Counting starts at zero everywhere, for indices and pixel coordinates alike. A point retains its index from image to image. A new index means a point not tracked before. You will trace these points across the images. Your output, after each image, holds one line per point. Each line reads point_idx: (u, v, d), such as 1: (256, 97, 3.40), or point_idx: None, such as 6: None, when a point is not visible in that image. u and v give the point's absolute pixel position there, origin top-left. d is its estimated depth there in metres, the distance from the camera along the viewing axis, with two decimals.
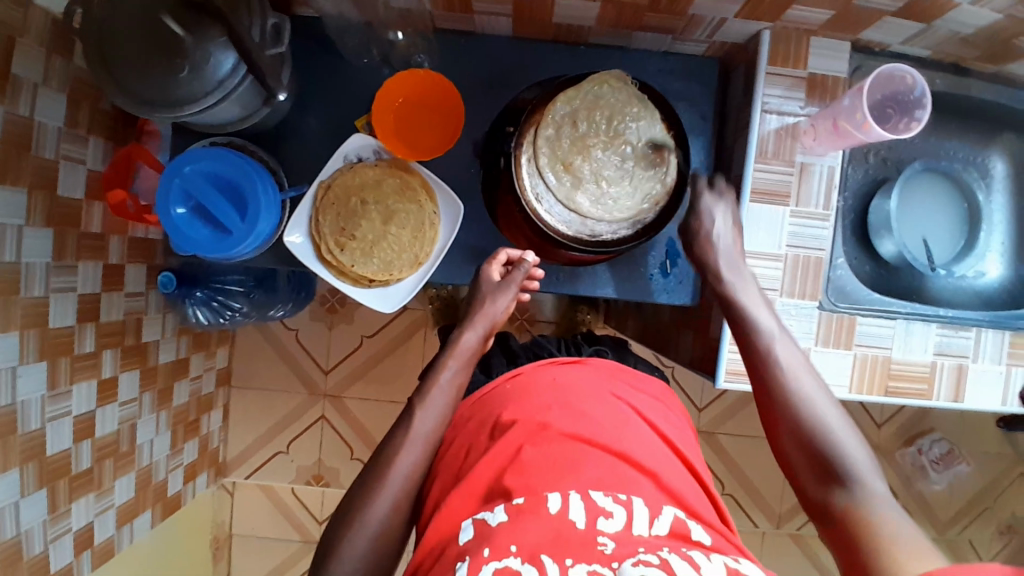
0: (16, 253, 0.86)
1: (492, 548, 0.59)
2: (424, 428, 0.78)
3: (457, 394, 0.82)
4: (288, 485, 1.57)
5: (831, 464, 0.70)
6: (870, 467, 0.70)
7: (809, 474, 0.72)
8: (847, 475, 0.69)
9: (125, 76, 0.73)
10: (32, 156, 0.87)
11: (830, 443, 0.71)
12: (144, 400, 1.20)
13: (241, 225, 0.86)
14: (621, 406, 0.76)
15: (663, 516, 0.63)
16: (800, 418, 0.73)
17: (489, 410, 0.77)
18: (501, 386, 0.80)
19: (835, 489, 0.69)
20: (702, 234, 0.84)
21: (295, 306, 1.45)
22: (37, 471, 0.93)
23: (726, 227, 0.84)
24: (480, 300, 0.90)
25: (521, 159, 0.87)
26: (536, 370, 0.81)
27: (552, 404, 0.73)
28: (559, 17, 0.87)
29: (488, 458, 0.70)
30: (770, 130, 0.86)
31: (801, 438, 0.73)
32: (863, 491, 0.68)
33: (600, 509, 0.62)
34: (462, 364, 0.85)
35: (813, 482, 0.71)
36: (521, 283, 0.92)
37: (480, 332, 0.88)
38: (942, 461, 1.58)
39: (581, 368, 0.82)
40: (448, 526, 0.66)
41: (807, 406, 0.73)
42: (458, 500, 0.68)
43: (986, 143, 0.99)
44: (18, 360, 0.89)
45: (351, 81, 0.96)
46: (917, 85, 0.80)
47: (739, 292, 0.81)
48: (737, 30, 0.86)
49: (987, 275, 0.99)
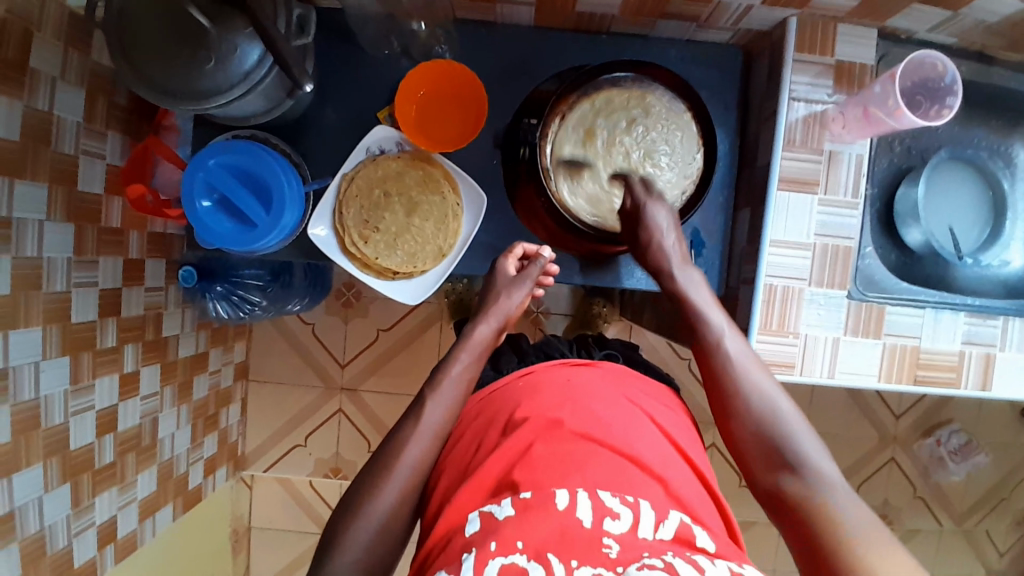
0: (37, 248, 0.86)
1: (499, 542, 0.58)
2: (431, 421, 0.78)
3: (466, 389, 0.82)
4: (305, 478, 1.58)
5: (783, 454, 0.72)
6: (819, 455, 0.71)
7: (756, 457, 0.74)
8: (796, 462, 0.71)
9: (148, 66, 0.72)
10: (51, 151, 0.87)
11: (784, 436, 0.73)
12: (165, 395, 1.20)
13: (266, 218, 0.86)
14: (633, 409, 0.75)
15: (669, 520, 0.62)
16: (752, 413, 0.75)
17: (499, 407, 0.77)
18: (512, 384, 0.80)
19: (780, 469, 0.72)
20: (651, 243, 0.86)
21: (311, 300, 1.45)
22: (60, 465, 0.94)
23: (669, 231, 0.86)
24: (495, 294, 0.90)
25: (546, 151, 0.87)
26: (549, 370, 0.81)
27: (563, 404, 0.73)
28: (582, 6, 0.86)
29: (497, 454, 0.69)
30: (798, 118, 0.85)
31: (756, 433, 0.74)
32: (812, 477, 0.69)
33: (607, 510, 0.61)
34: (473, 357, 0.85)
35: (760, 465, 0.73)
36: (538, 278, 0.92)
37: (494, 326, 0.88)
38: (960, 452, 1.55)
39: (590, 370, 0.81)
40: (455, 518, 0.66)
41: (756, 399, 0.76)
42: (466, 493, 0.67)
43: (1012, 130, 0.98)
44: (41, 355, 0.89)
45: (371, 73, 0.95)
46: (948, 73, 0.79)
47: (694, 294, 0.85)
48: (763, 17, 0.85)
49: (1012, 264, 0.98)
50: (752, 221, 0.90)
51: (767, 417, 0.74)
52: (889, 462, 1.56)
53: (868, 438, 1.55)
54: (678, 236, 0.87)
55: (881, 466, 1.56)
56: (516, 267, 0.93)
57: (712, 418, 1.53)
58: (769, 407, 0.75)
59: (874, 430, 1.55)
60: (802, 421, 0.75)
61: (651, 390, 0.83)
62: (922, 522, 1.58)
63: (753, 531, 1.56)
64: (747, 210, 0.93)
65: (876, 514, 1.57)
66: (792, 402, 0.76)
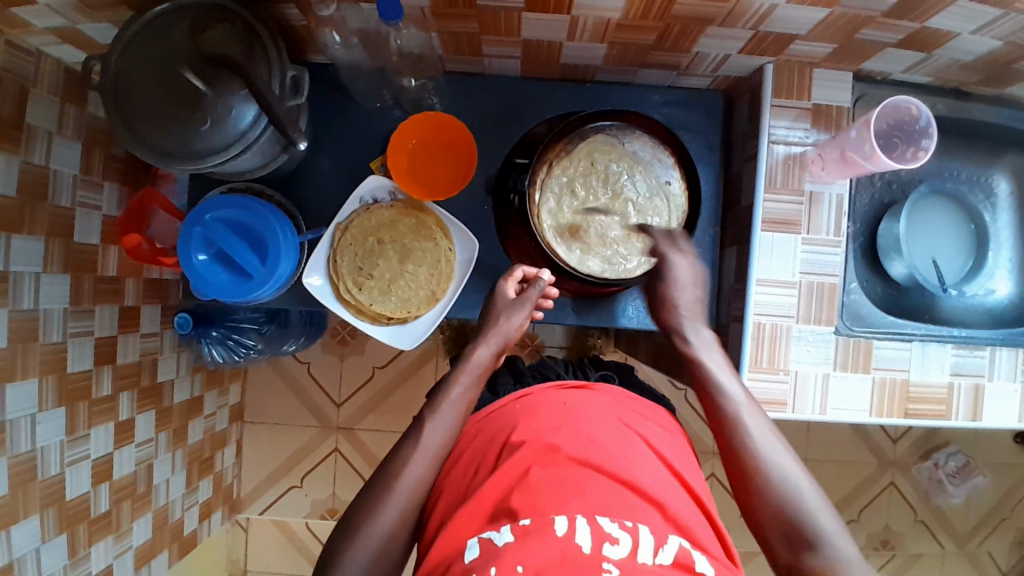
0: (34, 300, 0.87)
1: (499, 567, 0.58)
2: (430, 442, 0.77)
3: (466, 410, 0.81)
4: (303, 519, 1.56)
5: (805, 535, 0.68)
6: (841, 536, 0.68)
7: (781, 541, 0.69)
8: (818, 539, 0.67)
9: (146, 129, 0.75)
10: (48, 205, 0.89)
11: (804, 513, 0.69)
12: (160, 440, 1.20)
13: (261, 268, 0.87)
14: (631, 432, 0.74)
15: (667, 545, 0.62)
16: (771, 486, 0.71)
17: (496, 429, 0.76)
18: (510, 406, 0.79)
19: (803, 549, 0.67)
20: (667, 296, 0.89)
21: (308, 340, 1.46)
22: (57, 516, 0.93)
23: (689, 284, 0.89)
24: (494, 317, 0.89)
25: (534, 198, 0.89)
26: (546, 392, 0.80)
27: (561, 427, 0.72)
28: (567, 57, 0.89)
29: (496, 477, 0.68)
30: (778, 159, 0.88)
31: (774, 507, 0.70)
32: (836, 554, 0.66)
33: (606, 535, 0.61)
34: (472, 379, 0.84)
35: (782, 545, 0.69)
36: (537, 300, 0.91)
37: (494, 349, 0.87)
38: (958, 473, 1.54)
39: (590, 393, 0.80)
40: (454, 543, 0.65)
41: (775, 474, 0.72)
42: (464, 518, 0.66)
43: (988, 163, 1.01)
44: (38, 407, 0.89)
45: (363, 123, 0.98)
46: (922, 115, 0.82)
47: (708, 360, 0.83)
48: (740, 64, 0.88)
49: (996, 293, 1.00)
50: (740, 261, 0.92)
51: (786, 492, 0.70)
52: (887, 488, 1.56)
53: (866, 464, 1.56)
54: (700, 295, 0.90)
55: (882, 491, 1.56)
56: (517, 290, 0.92)
57: (712, 447, 1.53)
58: (787, 483, 0.71)
59: (872, 455, 1.56)
60: (819, 494, 0.71)
61: (648, 411, 0.83)
62: (924, 547, 1.58)
63: (756, 562, 1.56)
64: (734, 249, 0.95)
65: (879, 539, 1.57)
66: (810, 477, 0.73)
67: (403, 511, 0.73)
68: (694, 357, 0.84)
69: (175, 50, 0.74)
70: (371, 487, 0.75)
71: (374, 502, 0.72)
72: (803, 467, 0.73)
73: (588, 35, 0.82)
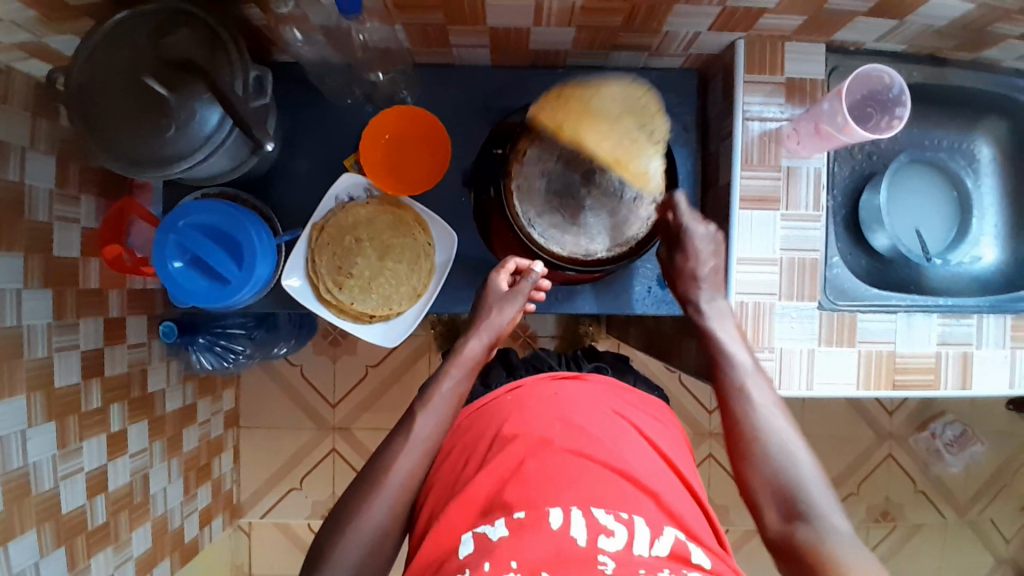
0: (16, 316, 0.87)
1: (493, 563, 0.58)
2: (422, 433, 0.76)
3: (458, 404, 0.80)
4: (304, 521, 1.57)
5: (797, 505, 0.69)
6: (833, 510, 0.69)
7: (776, 513, 0.70)
8: (810, 511, 0.68)
9: (111, 137, 0.74)
10: (25, 220, 0.88)
11: (797, 482, 0.71)
12: (155, 450, 1.20)
13: (238, 272, 0.86)
14: (622, 422, 0.74)
15: (663, 537, 0.61)
16: (766, 455, 0.73)
17: (487, 423, 0.75)
18: (501, 398, 0.79)
19: (794, 518, 0.69)
20: (682, 262, 0.87)
21: (299, 342, 1.45)
22: (54, 530, 0.93)
23: (710, 252, 0.86)
24: (486, 309, 0.86)
25: (511, 187, 0.87)
26: (538, 383, 0.79)
27: (553, 420, 0.72)
28: (536, 43, 0.88)
29: (488, 470, 0.68)
30: (754, 136, 0.87)
31: (767, 476, 0.72)
32: (824, 527, 0.67)
33: (601, 527, 0.60)
34: (465, 372, 0.82)
35: (772, 514, 0.70)
36: (529, 293, 0.88)
37: (485, 341, 0.85)
38: (956, 442, 1.57)
39: (580, 383, 0.80)
40: (447, 539, 0.65)
41: (777, 448, 0.73)
42: (455, 513, 0.66)
43: (968, 129, 1.00)
44: (26, 423, 0.89)
45: (336, 122, 0.97)
46: (895, 84, 0.81)
47: (720, 333, 0.83)
48: (711, 42, 0.87)
49: (983, 259, 1.00)
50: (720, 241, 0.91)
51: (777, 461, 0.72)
52: (886, 460, 1.56)
53: (865, 437, 1.56)
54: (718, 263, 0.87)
55: (879, 464, 1.56)
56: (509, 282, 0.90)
57: (708, 428, 1.53)
58: (783, 454, 0.73)
59: (870, 429, 1.56)
60: (814, 467, 0.72)
61: (639, 398, 0.82)
62: (925, 517, 1.58)
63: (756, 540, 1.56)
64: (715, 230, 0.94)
65: (879, 511, 1.57)
66: (806, 450, 0.74)
67: (394, 505, 0.72)
68: (706, 328, 0.84)
69: (137, 58, 0.73)
70: (359, 483, 0.74)
71: (362, 497, 0.72)
72: (797, 435, 0.75)
73: (555, 19, 0.80)
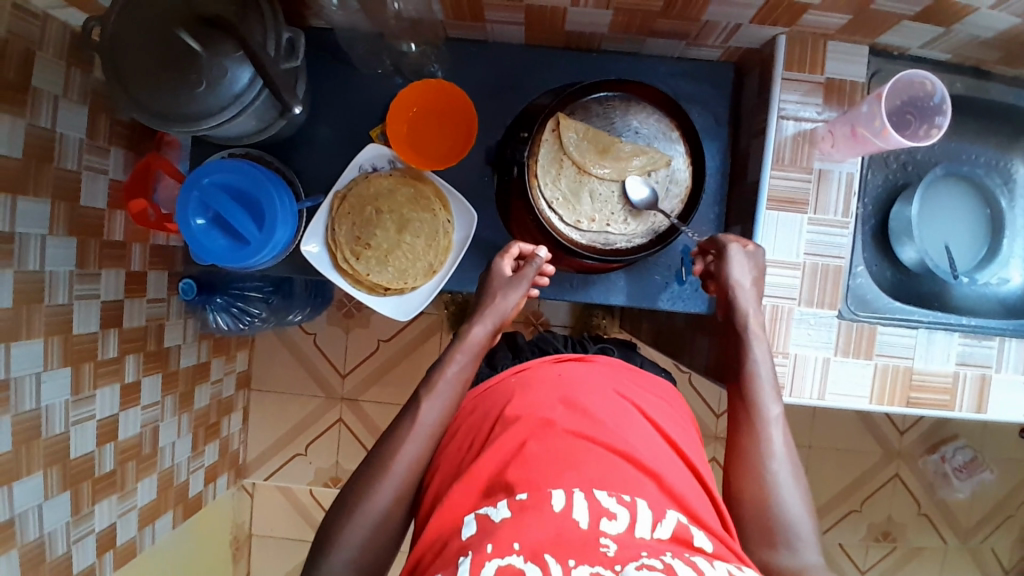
0: (39, 262, 0.88)
1: (495, 544, 0.56)
2: (427, 421, 0.76)
3: (463, 388, 0.80)
4: (306, 487, 1.59)
5: (781, 530, 0.66)
6: (814, 544, 0.66)
7: (755, 535, 0.67)
8: (792, 539, 0.66)
9: (142, 91, 0.74)
10: (54, 167, 0.89)
11: (788, 509, 0.67)
12: (166, 404, 1.22)
13: (258, 234, 0.87)
14: (625, 402, 0.74)
15: (666, 520, 0.60)
16: (764, 474, 0.69)
17: (491, 405, 0.75)
18: (507, 380, 0.79)
19: (773, 544, 0.66)
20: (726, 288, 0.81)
21: (313, 310, 1.47)
22: (60, 474, 0.95)
23: (749, 277, 0.81)
24: (491, 295, 0.85)
25: (535, 168, 0.86)
26: (543, 366, 0.79)
27: (557, 401, 0.72)
28: (571, 24, 0.87)
29: (490, 452, 0.68)
30: (787, 136, 0.85)
31: (759, 495, 0.68)
32: (803, 559, 0.64)
33: (604, 510, 0.59)
34: (470, 358, 0.82)
35: (754, 536, 0.67)
36: (533, 279, 0.87)
37: (490, 327, 0.84)
38: (966, 467, 1.54)
39: (585, 365, 0.79)
40: (450, 520, 0.65)
41: (776, 469, 0.70)
42: (459, 495, 0.66)
43: (1008, 147, 0.97)
44: (42, 366, 0.90)
45: (364, 91, 0.97)
46: (937, 92, 0.78)
47: (749, 333, 0.79)
48: (751, 35, 0.85)
49: (1010, 282, 0.97)
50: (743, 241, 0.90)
51: (772, 483, 0.69)
52: (892, 478, 1.54)
53: (873, 454, 1.53)
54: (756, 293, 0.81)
55: (885, 482, 1.54)
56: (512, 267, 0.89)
57: (713, 431, 1.52)
58: (779, 479, 0.69)
59: (878, 446, 1.54)
60: (806, 499, 0.69)
61: (650, 383, 0.82)
62: (926, 540, 1.56)
63: None
64: (738, 229, 0.93)
65: (880, 531, 1.55)
66: (802, 478, 0.71)
67: (393, 478, 0.72)
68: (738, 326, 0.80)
69: (169, 12, 0.74)
70: (367, 463, 0.74)
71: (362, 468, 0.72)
72: (797, 460, 0.71)
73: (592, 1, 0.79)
